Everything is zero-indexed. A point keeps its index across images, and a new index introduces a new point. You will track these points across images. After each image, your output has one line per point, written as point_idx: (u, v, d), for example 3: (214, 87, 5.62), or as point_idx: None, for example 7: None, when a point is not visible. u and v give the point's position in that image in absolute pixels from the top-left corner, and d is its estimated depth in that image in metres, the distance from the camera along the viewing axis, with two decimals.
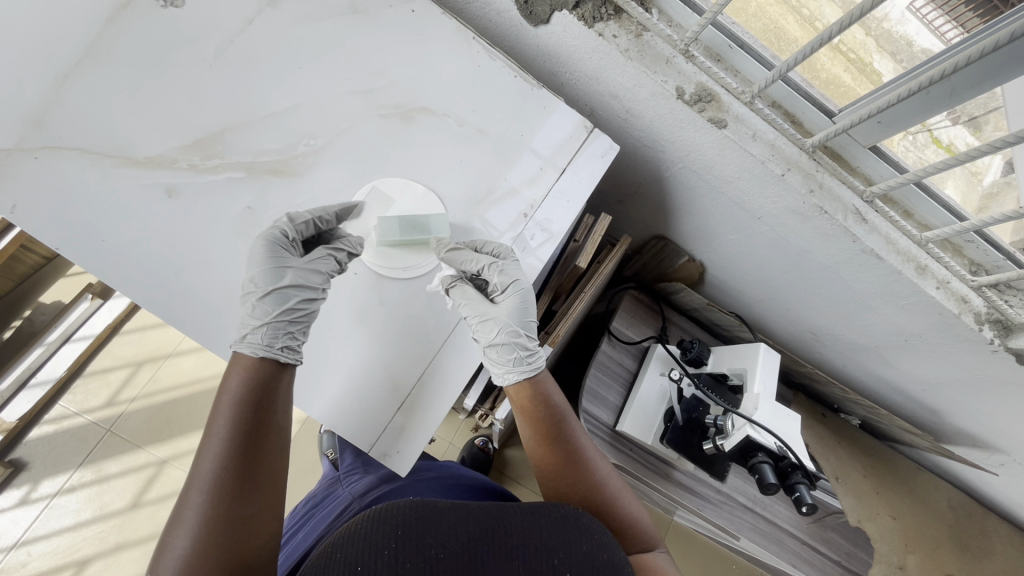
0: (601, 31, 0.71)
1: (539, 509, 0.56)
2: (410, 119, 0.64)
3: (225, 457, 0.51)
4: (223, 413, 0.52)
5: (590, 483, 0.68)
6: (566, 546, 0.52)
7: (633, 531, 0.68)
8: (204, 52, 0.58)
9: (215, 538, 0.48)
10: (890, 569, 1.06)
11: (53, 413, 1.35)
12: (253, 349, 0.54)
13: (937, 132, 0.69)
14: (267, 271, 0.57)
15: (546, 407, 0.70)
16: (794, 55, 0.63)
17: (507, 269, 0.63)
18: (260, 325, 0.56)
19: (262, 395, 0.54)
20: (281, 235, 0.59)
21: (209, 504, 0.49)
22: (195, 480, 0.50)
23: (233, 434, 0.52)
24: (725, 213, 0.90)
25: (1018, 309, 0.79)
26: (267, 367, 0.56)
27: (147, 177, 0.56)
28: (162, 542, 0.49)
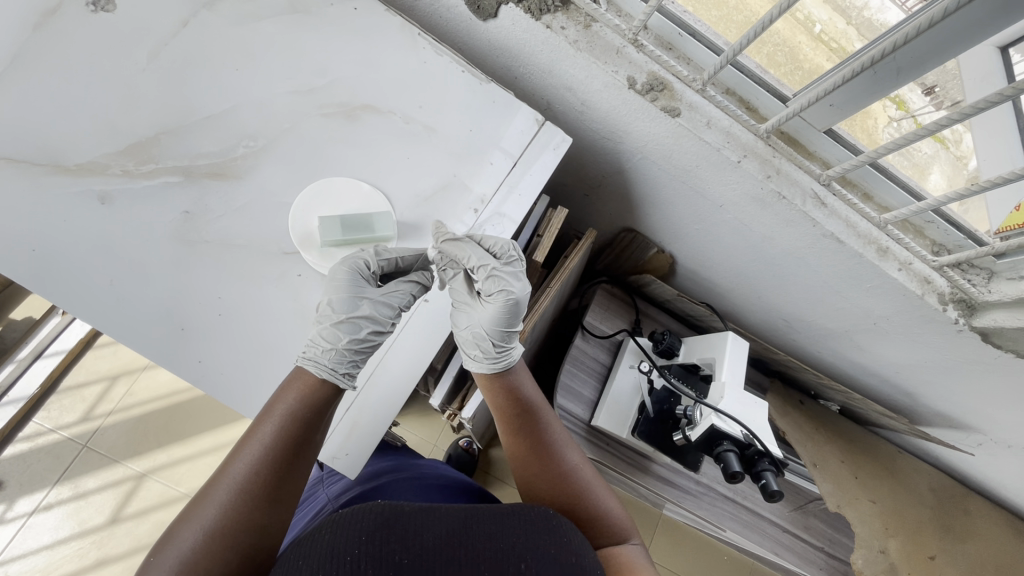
0: (548, 23, 0.71)
1: (511, 510, 0.55)
2: (355, 118, 0.64)
3: (260, 465, 0.53)
4: (272, 422, 0.55)
5: (558, 474, 0.68)
6: (536, 548, 0.51)
7: (602, 525, 0.66)
8: (136, 57, 0.59)
9: (227, 541, 0.50)
10: (873, 556, 1.00)
11: (27, 431, 1.33)
12: (321, 370, 0.58)
13: (921, 119, 0.67)
14: (347, 299, 0.59)
15: (511, 398, 0.70)
16: (742, 39, 0.63)
17: (494, 278, 0.64)
18: (332, 349, 0.59)
19: (313, 420, 0.57)
20: (362, 264, 0.62)
21: (231, 502, 0.52)
22: (228, 471, 0.53)
23: (273, 446, 0.54)
24: (688, 203, 0.89)
25: (981, 288, 0.78)
26: (329, 394, 0.59)
27: (79, 185, 0.56)
28: (181, 519, 0.52)
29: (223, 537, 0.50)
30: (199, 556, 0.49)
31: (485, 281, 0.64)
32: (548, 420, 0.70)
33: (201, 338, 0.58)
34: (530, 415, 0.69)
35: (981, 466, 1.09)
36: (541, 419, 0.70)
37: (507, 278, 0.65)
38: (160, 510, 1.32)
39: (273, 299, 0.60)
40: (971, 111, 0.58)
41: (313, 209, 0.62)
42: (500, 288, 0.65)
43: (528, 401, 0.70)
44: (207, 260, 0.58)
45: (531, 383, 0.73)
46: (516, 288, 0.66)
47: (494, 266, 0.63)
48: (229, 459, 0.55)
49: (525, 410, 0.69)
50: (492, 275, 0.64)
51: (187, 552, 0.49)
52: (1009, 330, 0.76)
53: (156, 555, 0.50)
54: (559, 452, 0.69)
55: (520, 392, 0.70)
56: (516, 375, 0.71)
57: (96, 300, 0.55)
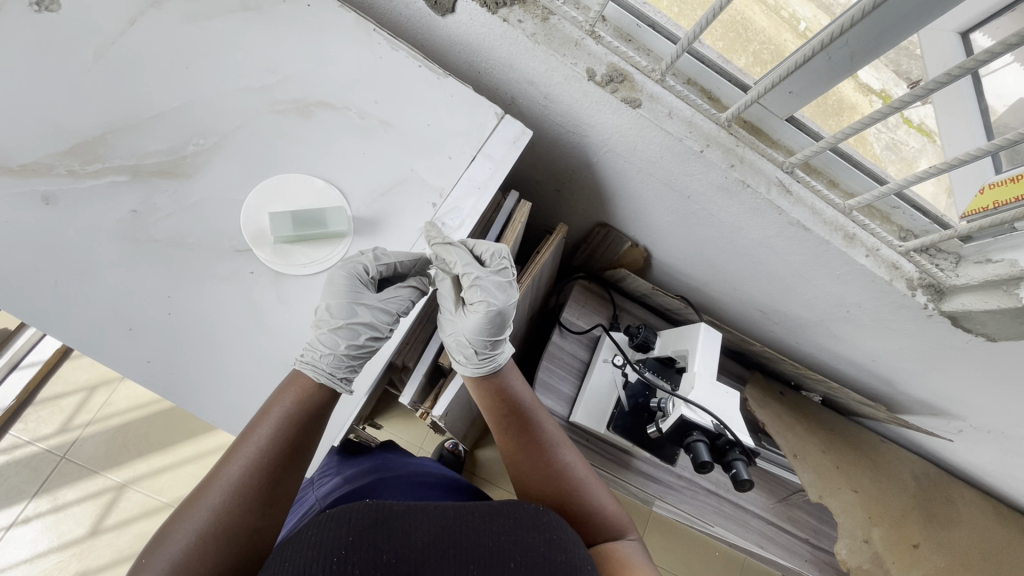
0: (505, 16, 0.71)
1: (500, 508, 0.52)
2: (309, 114, 0.65)
3: (254, 468, 0.54)
4: (267, 429, 0.55)
5: (552, 470, 0.68)
6: (526, 548, 0.49)
7: (597, 519, 0.66)
8: (82, 58, 0.61)
9: (220, 542, 0.51)
10: (856, 543, 0.99)
11: (4, 444, 1.31)
12: (318, 376, 0.59)
13: (909, 112, 0.69)
14: (345, 305, 0.61)
15: (503, 394, 0.70)
16: (695, 26, 0.63)
17: (476, 287, 0.64)
18: (330, 355, 0.60)
19: (308, 426, 0.57)
20: (361, 270, 0.63)
21: (223, 506, 0.52)
22: (221, 475, 0.54)
23: (267, 451, 0.55)
24: (656, 194, 0.89)
25: (948, 272, 0.77)
26: (324, 398, 0.59)
27: (24, 185, 0.57)
28: (175, 515, 0.52)
29: (216, 538, 0.51)
30: (193, 556, 0.49)
31: (468, 291, 0.65)
32: (540, 416, 0.71)
33: (150, 337, 0.58)
34: (522, 411, 0.70)
35: (964, 454, 1.08)
36: (534, 414, 0.70)
37: (488, 289, 0.65)
38: (140, 521, 1.30)
39: (224, 297, 0.60)
40: (926, 91, 0.58)
41: (262, 204, 0.62)
42: (481, 299, 0.64)
43: (519, 398, 0.71)
44: (154, 262, 0.59)
45: (522, 381, 0.73)
46: (497, 300, 0.65)
47: (476, 275, 0.63)
48: (221, 464, 0.55)
49: (517, 406, 0.70)
50: (474, 286, 0.64)
51: (180, 556, 0.49)
52: (977, 314, 0.75)
53: (149, 555, 0.50)
54: (553, 447, 0.69)
55: (510, 389, 0.71)
56: (505, 375, 0.71)
57: (44, 300, 0.56)
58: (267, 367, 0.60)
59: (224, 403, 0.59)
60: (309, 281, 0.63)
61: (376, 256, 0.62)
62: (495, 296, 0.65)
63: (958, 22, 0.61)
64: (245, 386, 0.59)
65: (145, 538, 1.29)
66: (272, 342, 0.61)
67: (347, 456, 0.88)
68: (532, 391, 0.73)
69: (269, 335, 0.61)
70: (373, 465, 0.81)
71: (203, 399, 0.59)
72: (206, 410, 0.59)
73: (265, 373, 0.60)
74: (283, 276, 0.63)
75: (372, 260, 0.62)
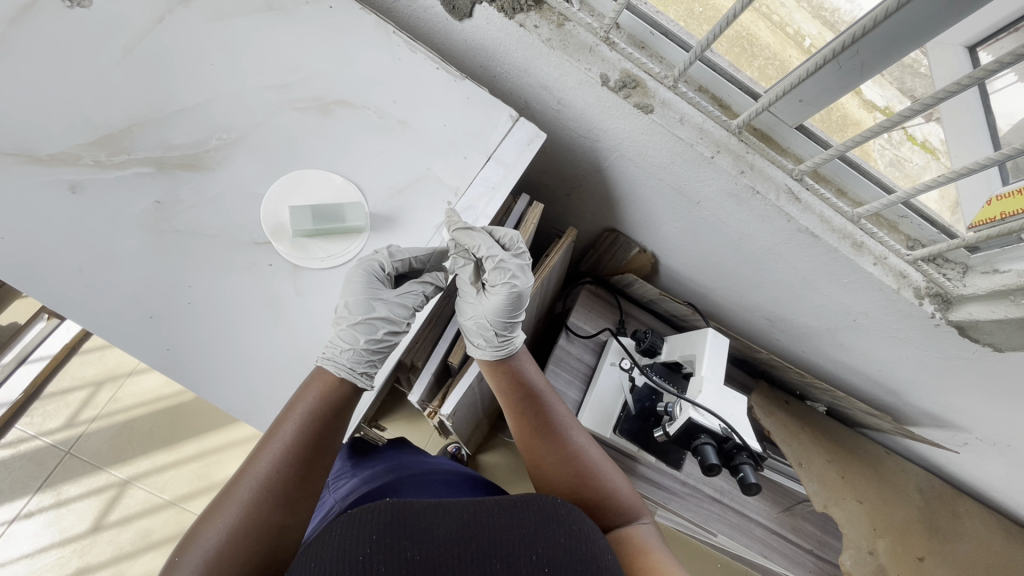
0: (521, 22, 0.72)
1: (519, 502, 0.52)
2: (329, 112, 0.67)
3: (282, 465, 0.56)
4: (295, 420, 0.57)
5: (567, 455, 0.69)
6: (548, 541, 0.49)
7: (612, 502, 0.68)
8: (111, 53, 0.62)
9: (248, 539, 0.52)
10: (861, 555, 0.99)
11: (10, 437, 1.32)
12: (339, 370, 0.60)
13: (911, 130, 0.69)
14: (363, 301, 0.62)
15: (515, 381, 0.72)
16: (708, 34, 0.64)
17: (500, 268, 0.67)
18: (350, 350, 0.61)
19: (333, 419, 0.59)
20: (377, 267, 0.64)
21: (252, 502, 0.54)
22: (250, 470, 0.55)
23: (295, 444, 0.57)
24: (665, 200, 0.90)
25: (956, 282, 0.77)
26: (345, 393, 0.61)
27: (52, 174, 0.59)
28: (203, 519, 0.54)
29: (246, 536, 0.52)
30: (222, 554, 0.51)
31: (492, 272, 0.67)
32: (552, 402, 0.72)
33: (169, 325, 0.59)
34: (535, 397, 0.71)
35: (969, 467, 1.08)
36: (546, 400, 0.72)
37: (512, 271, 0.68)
38: (143, 518, 1.30)
39: (242, 288, 0.61)
40: (933, 101, 0.58)
41: (283, 199, 0.64)
42: (505, 280, 0.68)
43: (531, 384, 0.72)
44: (177, 252, 0.60)
45: (534, 369, 0.75)
46: (521, 281, 0.69)
47: (500, 258, 0.66)
48: (249, 460, 0.56)
49: (529, 393, 0.71)
50: (500, 267, 0.67)
51: (212, 548, 0.51)
52: (985, 324, 0.75)
53: (180, 554, 0.52)
54: (566, 433, 0.71)
55: (523, 376, 0.72)
56: (518, 360, 0.73)
57: (70, 287, 0.58)
58: (285, 358, 0.61)
59: (240, 393, 0.60)
60: (325, 275, 0.65)
61: (391, 252, 0.64)
62: (518, 277, 0.69)
63: (965, 36, 0.62)
64: (264, 375, 0.61)
65: (147, 535, 1.29)
66: (289, 333, 0.62)
67: (362, 454, 0.88)
68: (544, 378, 0.75)
69: (285, 328, 0.62)
70: (388, 466, 0.80)
71: (220, 388, 0.60)
72: (223, 399, 0.60)
73: (280, 364, 0.61)
74: (301, 269, 0.64)
75: (386, 259, 0.64)
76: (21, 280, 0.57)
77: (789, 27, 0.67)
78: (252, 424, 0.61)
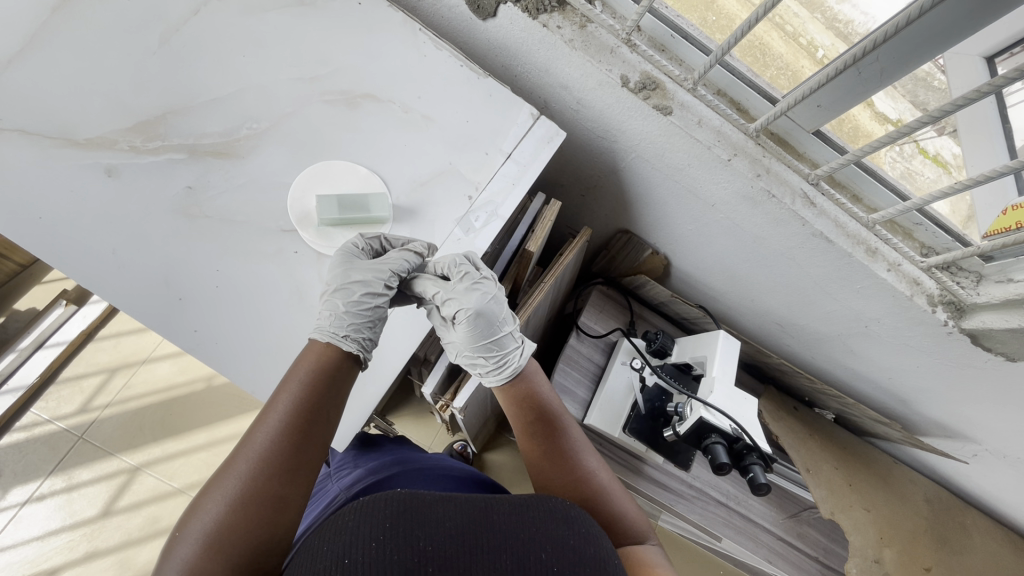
0: (545, 22, 0.74)
1: (528, 501, 0.52)
2: (355, 105, 0.69)
3: (278, 436, 0.55)
4: (290, 393, 0.57)
5: (577, 478, 0.67)
6: (555, 540, 0.49)
7: (620, 525, 0.66)
8: (148, 42, 0.65)
9: (248, 511, 0.52)
10: (867, 563, 0.98)
11: (24, 421, 1.34)
12: (319, 335, 0.60)
13: (924, 143, 0.71)
14: (337, 272, 0.63)
15: (528, 400, 0.70)
16: (728, 38, 0.65)
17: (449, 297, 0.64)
18: (331, 316, 0.61)
19: (328, 389, 0.59)
20: (354, 245, 0.66)
21: (249, 472, 0.53)
22: (247, 443, 0.55)
23: (289, 414, 0.56)
24: (680, 201, 0.90)
25: (970, 290, 0.77)
26: (335, 356, 0.60)
27: (89, 158, 0.61)
28: (204, 494, 0.54)
29: (244, 507, 0.52)
30: (223, 526, 0.51)
31: (444, 307, 0.66)
32: (566, 423, 0.70)
33: (195, 308, 0.61)
34: (548, 419, 0.69)
35: (977, 479, 1.07)
36: (560, 422, 0.70)
37: (459, 295, 0.64)
38: (152, 504, 1.32)
39: (266, 274, 0.63)
40: (950, 108, 0.59)
41: (309, 188, 0.66)
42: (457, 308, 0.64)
43: (545, 405, 0.70)
44: (205, 237, 0.62)
45: (547, 386, 0.73)
46: (471, 299, 0.64)
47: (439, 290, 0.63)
48: (247, 434, 0.56)
49: (542, 414, 0.69)
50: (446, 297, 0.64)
51: (213, 520, 0.51)
52: (998, 332, 0.76)
53: (182, 529, 0.52)
54: (577, 455, 0.69)
55: (537, 397, 0.70)
56: (530, 378, 0.72)
57: (103, 267, 0.60)
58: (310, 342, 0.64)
59: (260, 374, 0.62)
60: None
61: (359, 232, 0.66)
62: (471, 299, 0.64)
63: (983, 46, 0.62)
64: (286, 359, 0.63)
65: (155, 522, 1.30)
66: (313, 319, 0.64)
67: (367, 446, 0.87)
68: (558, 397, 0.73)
69: (305, 313, 0.64)
70: (394, 458, 0.78)
71: (243, 369, 0.62)
72: (246, 380, 0.62)
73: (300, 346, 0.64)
74: (324, 257, 0.66)
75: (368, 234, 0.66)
76: (57, 259, 0.60)
77: (804, 38, 0.68)
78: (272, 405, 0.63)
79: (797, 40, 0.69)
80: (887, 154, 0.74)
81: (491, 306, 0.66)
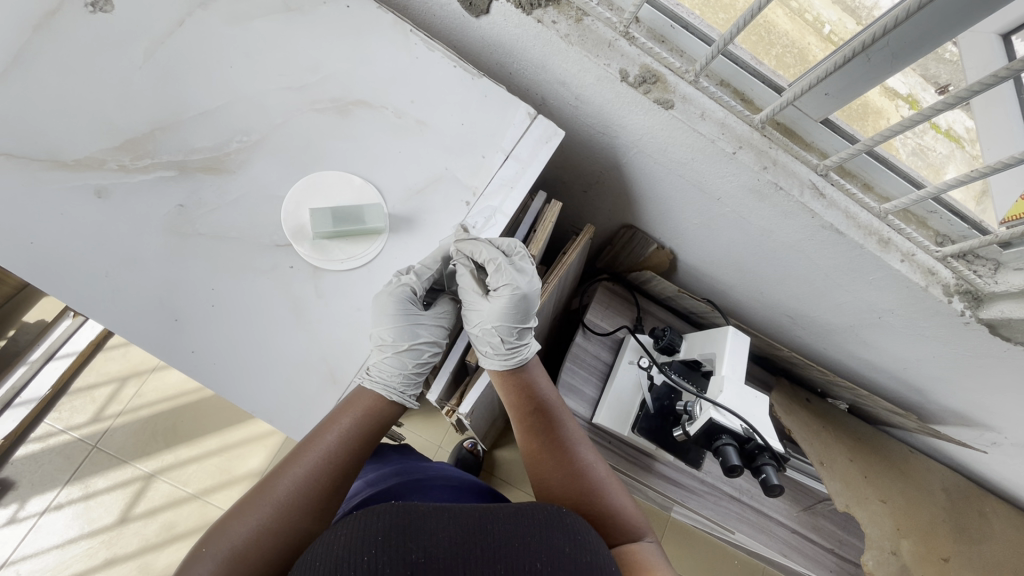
0: (539, 17, 0.72)
1: (524, 509, 0.51)
2: (347, 113, 0.67)
3: (317, 473, 0.58)
4: (336, 433, 0.59)
5: (573, 473, 0.68)
6: (552, 550, 0.48)
7: (617, 521, 0.66)
8: (133, 57, 0.64)
9: (274, 540, 0.54)
10: (884, 555, 0.97)
11: (38, 432, 1.35)
12: (393, 393, 0.63)
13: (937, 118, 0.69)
14: (404, 326, 0.63)
15: (525, 393, 0.71)
16: (730, 29, 0.62)
17: (504, 269, 0.65)
18: (400, 374, 0.64)
19: (371, 437, 0.61)
20: (407, 292, 0.65)
21: (286, 504, 0.56)
22: (287, 472, 0.57)
23: (333, 455, 0.59)
24: (685, 195, 0.88)
25: (988, 279, 0.75)
26: (394, 412, 0.64)
27: (78, 179, 0.60)
28: (233, 512, 0.56)
29: (273, 536, 0.54)
30: (248, 548, 0.53)
31: (493, 276, 0.65)
32: (563, 417, 0.71)
33: (193, 328, 0.61)
34: (543, 412, 0.70)
35: (995, 467, 1.05)
36: (554, 416, 0.71)
37: (515, 274, 0.66)
38: (167, 510, 1.33)
39: (264, 289, 0.63)
40: (966, 94, 0.56)
41: (303, 201, 0.65)
42: (506, 282, 0.65)
43: (542, 399, 0.71)
44: (199, 255, 0.62)
45: (546, 382, 0.74)
46: (523, 282, 0.66)
47: (500, 260, 0.64)
48: (287, 461, 0.58)
49: (539, 408, 0.70)
50: (499, 265, 0.65)
51: (240, 542, 0.53)
52: (1016, 321, 0.73)
53: (207, 545, 0.54)
54: (574, 449, 0.70)
55: (535, 390, 0.71)
56: (529, 372, 0.72)
57: (99, 288, 0.60)
58: (311, 357, 0.63)
59: (261, 393, 0.62)
60: (344, 276, 0.65)
61: (417, 275, 0.65)
62: (521, 279, 0.66)
63: (998, 24, 0.59)
64: (288, 374, 0.62)
65: (171, 528, 1.32)
66: (313, 335, 0.63)
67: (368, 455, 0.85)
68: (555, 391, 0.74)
69: (302, 329, 0.63)
70: (393, 470, 0.77)
71: (243, 389, 0.61)
72: (249, 400, 0.62)
73: (298, 361, 0.62)
74: (321, 270, 0.65)
75: (424, 279, 0.66)
76: (50, 283, 0.59)
77: (810, 13, 0.65)
78: (275, 421, 0.62)
79: (802, 15, 0.65)
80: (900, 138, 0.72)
81: (535, 295, 0.69)
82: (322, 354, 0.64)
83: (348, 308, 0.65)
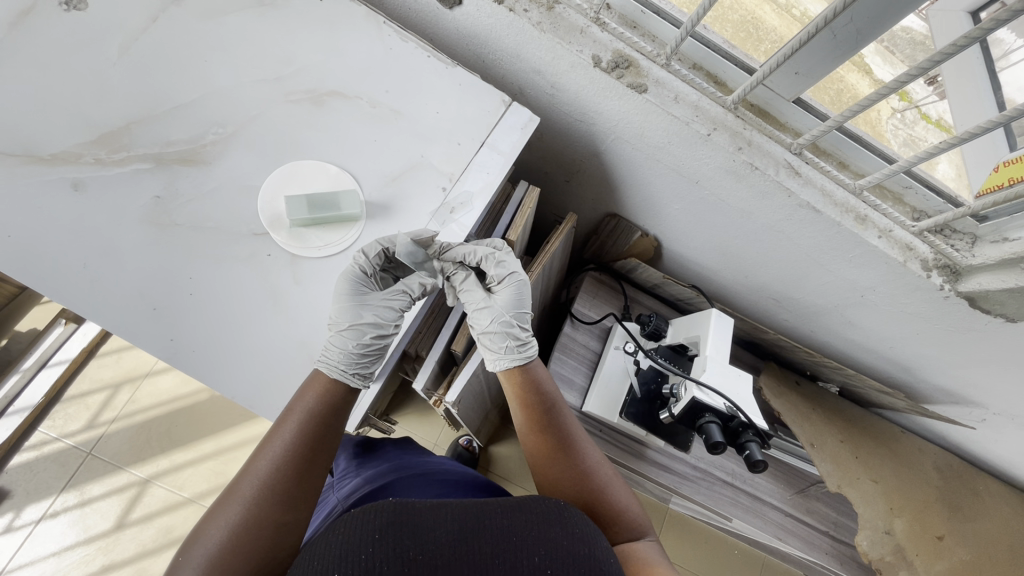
0: (511, 6, 0.73)
1: (520, 503, 0.51)
2: (321, 103, 0.68)
3: (280, 462, 0.58)
4: (293, 420, 0.59)
5: (581, 473, 0.68)
6: (550, 543, 0.48)
7: (622, 519, 0.66)
8: (108, 54, 0.65)
9: (249, 536, 0.54)
10: (878, 535, 0.97)
11: (32, 440, 1.36)
12: (332, 369, 0.61)
13: (925, 108, 0.68)
14: (348, 307, 0.64)
15: (535, 386, 0.72)
16: (695, 12, 0.63)
17: (504, 261, 0.71)
18: (341, 352, 0.62)
19: (331, 420, 0.61)
20: (359, 271, 0.66)
21: (255, 498, 0.56)
22: (252, 470, 0.58)
23: (294, 442, 0.59)
24: (665, 180, 0.89)
25: (965, 252, 0.76)
26: (343, 392, 0.63)
27: (55, 173, 0.61)
28: (208, 518, 0.56)
29: (246, 532, 0.54)
30: (225, 549, 0.53)
31: (494, 269, 0.71)
32: (569, 417, 0.71)
33: (173, 317, 0.62)
34: (552, 412, 0.70)
35: (986, 444, 1.06)
36: (561, 413, 0.71)
37: (512, 262, 0.72)
38: (163, 516, 1.33)
39: (243, 278, 0.63)
40: (930, 64, 0.57)
41: (279, 191, 0.66)
42: (508, 273, 0.71)
43: (550, 398, 0.71)
44: (177, 246, 0.62)
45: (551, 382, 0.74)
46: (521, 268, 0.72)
47: (501, 256, 0.70)
48: (251, 459, 0.59)
49: (547, 408, 0.70)
50: (499, 260, 0.70)
51: (216, 545, 0.53)
52: (995, 294, 0.74)
53: (185, 553, 0.54)
54: (581, 449, 0.69)
55: (544, 390, 0.72)
56: (536, 371, 0.73)
57: (77, 280, 0.60)
58: (289, 343, 0.64)
59: (240, 381, 0.62)
60: (322, 265, 0.66)
61: (362, 251, 0.65)
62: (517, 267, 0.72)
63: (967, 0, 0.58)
64: (268, 362, 0.63)
65: (167, 533, 1.32)
66: (293, 323, 0.64)
67: (365, 452, 0.86)
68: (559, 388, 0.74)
69: (281, 316, 0.64)
70: (390, 466, 0.78)
71: (220, 376, 0.62)
72: (228, 387, 0.62)
73: (278, 350, 0.63)
74: (298, 258, 0.66)
75: (370, 254, 0.65)
76: (29, 276, 0.60)
77: (796, 9, 0.65)
78: (255, 409, 0.63)
79: (789, 10, 0.66)
80: (888, 122, 0.71)
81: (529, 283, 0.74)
82: (302, 341, 0.64)
83: (326, 296, 0.66)
